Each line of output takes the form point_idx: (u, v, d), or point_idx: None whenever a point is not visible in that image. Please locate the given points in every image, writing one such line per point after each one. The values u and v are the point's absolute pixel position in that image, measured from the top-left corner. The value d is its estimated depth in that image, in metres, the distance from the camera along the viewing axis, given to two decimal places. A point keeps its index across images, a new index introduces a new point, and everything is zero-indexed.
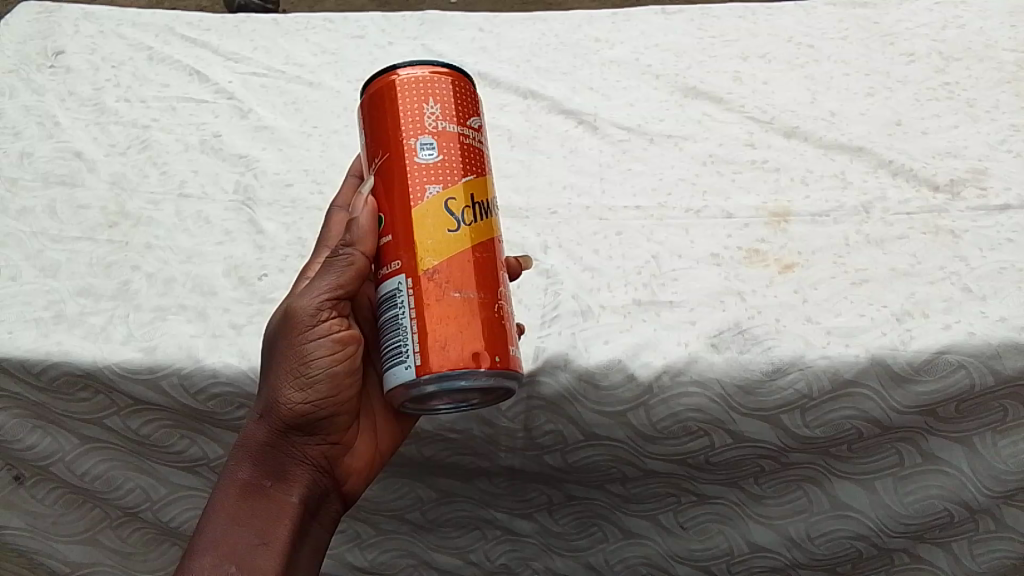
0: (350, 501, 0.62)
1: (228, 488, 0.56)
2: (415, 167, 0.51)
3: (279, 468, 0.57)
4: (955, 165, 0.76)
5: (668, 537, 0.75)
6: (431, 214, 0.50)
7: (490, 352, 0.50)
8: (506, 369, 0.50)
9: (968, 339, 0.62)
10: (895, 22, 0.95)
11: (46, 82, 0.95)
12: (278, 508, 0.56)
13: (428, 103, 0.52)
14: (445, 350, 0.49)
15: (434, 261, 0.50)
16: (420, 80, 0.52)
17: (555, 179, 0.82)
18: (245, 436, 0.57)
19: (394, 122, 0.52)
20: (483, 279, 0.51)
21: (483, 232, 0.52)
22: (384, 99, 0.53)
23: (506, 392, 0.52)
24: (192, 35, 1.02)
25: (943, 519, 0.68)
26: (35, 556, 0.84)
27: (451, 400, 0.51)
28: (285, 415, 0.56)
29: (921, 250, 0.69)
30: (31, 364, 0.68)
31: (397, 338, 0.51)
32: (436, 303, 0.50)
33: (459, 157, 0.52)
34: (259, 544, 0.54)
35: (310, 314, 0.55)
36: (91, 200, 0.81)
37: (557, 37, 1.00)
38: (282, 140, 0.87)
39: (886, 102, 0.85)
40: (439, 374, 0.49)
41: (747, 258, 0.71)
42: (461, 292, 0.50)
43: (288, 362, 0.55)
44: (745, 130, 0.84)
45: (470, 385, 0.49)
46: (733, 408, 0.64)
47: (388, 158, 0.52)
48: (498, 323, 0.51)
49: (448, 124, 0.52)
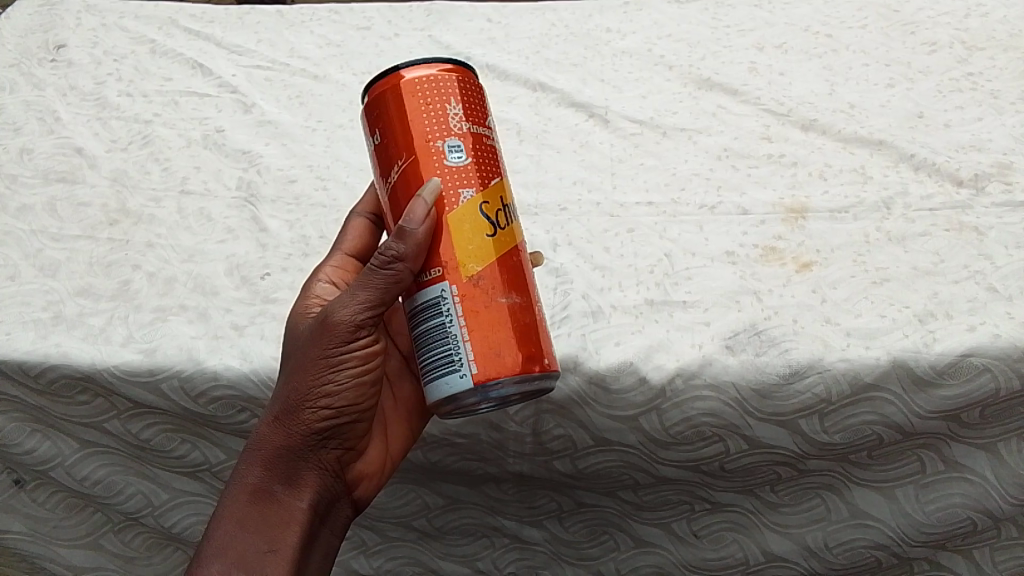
0: (360, 507, 0.61)
1: (238, 492, 0.54)
2: (446, 170, 0.50)
3: (293, 473, 0.55)
4: (979, 159, 0.73)
5: (682, 546, 0.73)
6: (468, 219, 0.50)
7: (539, 354, 0.50)
8: (552, 370, 0.51)
9: (993, 342, 0.59)
10: (917, 11, 0.92)
11: (47, 76, 0.94)
12: (289, 514, 0.54)
13: (448, 104, 0.50)
14: (501, 357, 0.49)
15: (477, 267, 0.49)
16: (432, 80, 0.50)
17: (565, 174, 0.80)
18: (259, 438, 0.55)
19: (414, 124, 0.50)
20: (521, 282, 0.51)
21: (513, 234, 0.52)
22: (399, 99, 0.50)
23: (544, 389, 0.51)
24: (195, 28, 1.00)
25: (967, 528, 0.66)
26: (37, 560, 0.83)
27: (494, 402, 0.50)
28: (306, 420, 0.54)
29: (944, 248, 0.66)
30: (30, 366, 0.67)
31: (445, 346, 0.49)
32: (484, 310, 0.49)
33: (483, 158, 0.51)
34: (268, 551, 0.53)
35: (349, 329, 0.53)
36: (91, 198, 0.79)
37: (567, 27, 0.97)
38: (285, 135, 0.85)
39: (906, 94, 0.82)
40: (496, 382, 0.48)
41: (763, 256, 0.69)
42: (506, 296, 0.50)
43: (316, 368, 0.53)
44: (760, 123, 0.81)
45: (515, 392, 0.49)
46: (749, 413, 0.62)
47: (415, 161, 0.50)
48: (540, 324, 0.51)
49: (470, 126, 0.51)
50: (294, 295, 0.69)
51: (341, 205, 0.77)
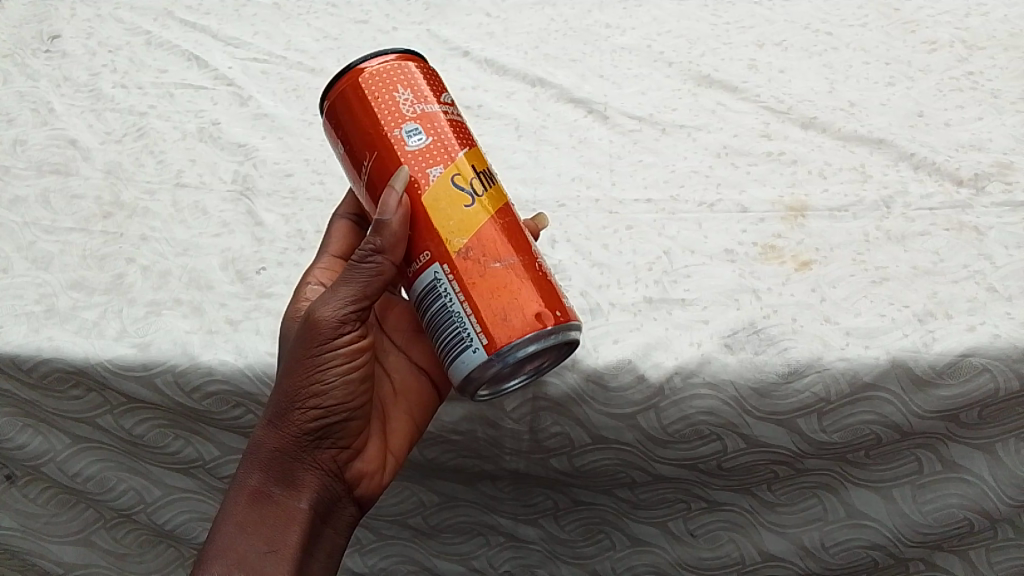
0: (365, 507, 0.60)
1: (238, 495, 0.54)
2: (409, 155, 0.50)
3: (290, 473, 0.55)
4: (979, 158, 0.73)
5: (678, 545, 0.73)
6: (443, 196, 0.50)
7: (550, 308, 0.49)
8: (568, 321, 0.50)
9: (993, 342, 0.59)
10: (917, 9, 0.92)
11: (41, 67, 0.93)
12: (289, 515, 0.54)
13: (397, 91, 0.51)
14: (509, 322, 0.48)
15: (463, 240, 0.49)
16: (378, 73, 0.52)
17: (563, 170, 0.79)
18: (256, 441, 0.55)
19: (370, 120, 0.51)
20: (515, 243, 0.50)
21: (497, 200, 0.52)
22: (351, 101, 0.52)
23: (570, 349, 0.53)
24: (191, 19, 0.99)
25: (963, 528, 0.66)
26: (29, 556, 0.83)
27: (527, 369, 0.52)
28: (297, 421, 0.54)
29: (944, 247, 0.66)
30: (23, 360, 0.67)
31: (452, 325, 0.49)
32: (480, 280, 0.49)
33: (446, 134, 0.51)
34: (268, 552, 0.53)
35: (333, 325, 0.53)
36: (85, 190, 0.78)
37: (566, 22, 0.97)
38: (281, 128, 0.84)
39: (906, 93, 0.81)
40: (510, 346, 0.48)
41: (762, 254, 0.68)
42: (500, 260, 0.49)
43: (305, 368, 0.54)
44: (760, 120, 0.81)
45: (538, 349, 0.49)
46: (747, 411, 0.62)
47: (379, 156, 0.51)
48: (545, 279, 0.50)
49: (424, 106, 0.51)
50: (289, 290, 0.69)
51: (337, 199, 0.76)
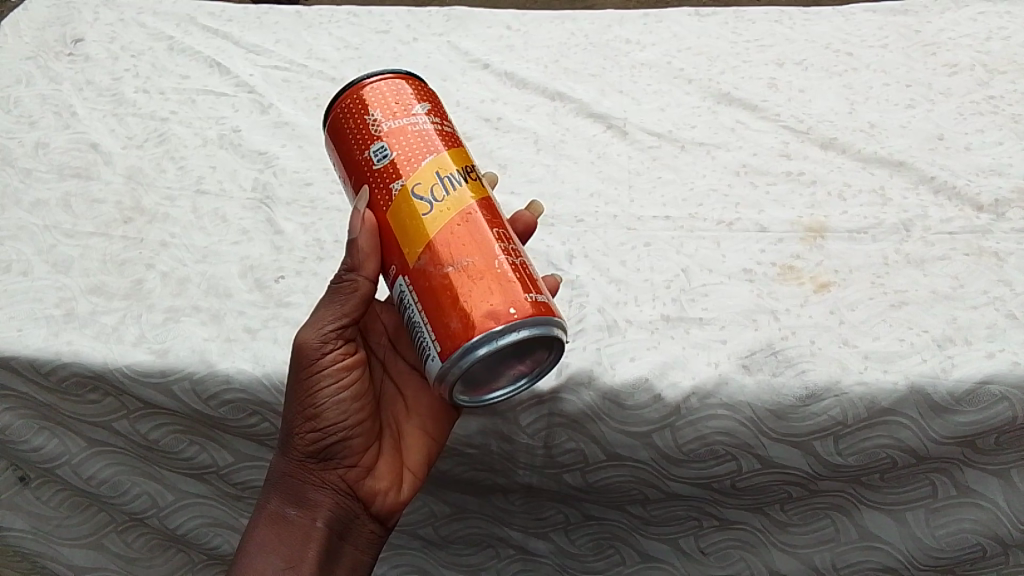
0: (389, 522, 0.60)
1: (260, 518, 0.58)
2: (375, 174, 0.51)
3: (300, 493, 0.57)
4: (999, 183, 0.73)
5: (688, 561, 0.73)
6: (402, 209, 0.50)
7: (501, 306, 0.46)
8: (526, 318, 0.47)
9: (1012, 369, 0.59)
10: (938, 31, 0.92)
11: (64, 71, 0.94)
12: (305, 534, 0.57)
13: (369, 113, 0.52)
14: (456, 326, 0.47)
15: (419, 249, 0.49)
16: (353, 97, 0.52)
17: (581, 185, 0.79)
18: (272, 467, 0.58)
19: (346, 145, 0.52)
20: (472, 243, 0.48)
21: (462, 202, 0.50)
22: (332, 129, 0.53)
23: (563, 350, 0.51)
24: (213, 26, 0.99)
25: (975, 553, 0.66)
26: (39, 558, 0.84)
27: (514, 371, 0.52)
28: (298, 444, 0.57)
29: (964, 272, 0.66)
30: (41, 364, 0.67)
31: (417, 336, 0.49)
32: (433, 287, 0.48)
33: (410, 146, 0.50)
34: (286, 568, 0.56)
35: (317, 346, 0.55)
36: (106, 195, 0.79)
37: (586, 37, 0.97)
38: (302, 137, 0.85)
39: (928, 115, 0.81)
40: (458, 351, 0.47)
41: (780, 274, 0.68)
42: (453, 264, 0.48)
43: (298, 393, 0.56)
44: (779, 140, 0.81)
45: (515, 341, 0.47)
46: (764, 433, 0.62)
47: (355, 178, 0.52)
48: (503, 276, 0.48)
49: (393, 122, 0.51)
50: (307, 299, 0.69)
51: None
